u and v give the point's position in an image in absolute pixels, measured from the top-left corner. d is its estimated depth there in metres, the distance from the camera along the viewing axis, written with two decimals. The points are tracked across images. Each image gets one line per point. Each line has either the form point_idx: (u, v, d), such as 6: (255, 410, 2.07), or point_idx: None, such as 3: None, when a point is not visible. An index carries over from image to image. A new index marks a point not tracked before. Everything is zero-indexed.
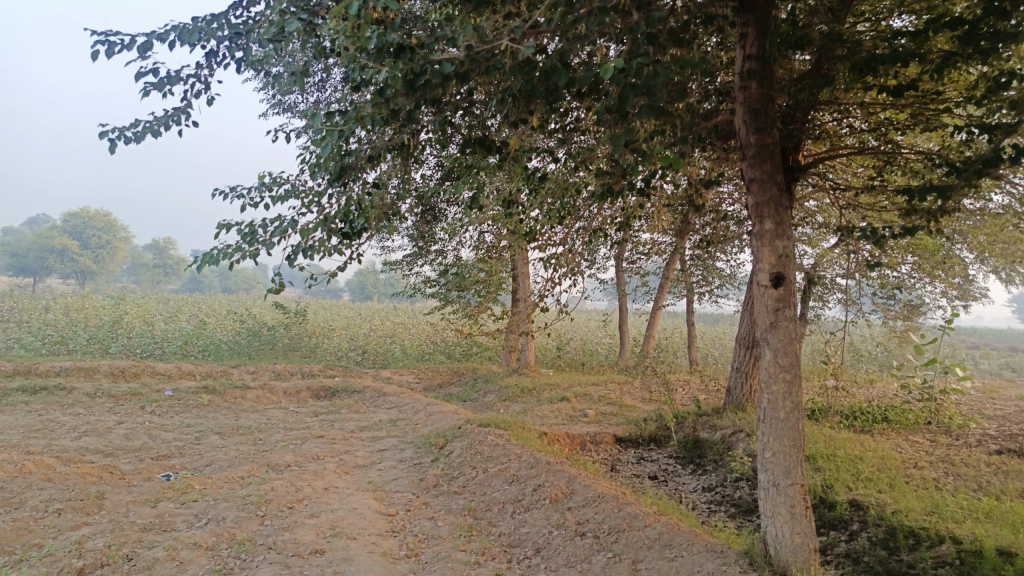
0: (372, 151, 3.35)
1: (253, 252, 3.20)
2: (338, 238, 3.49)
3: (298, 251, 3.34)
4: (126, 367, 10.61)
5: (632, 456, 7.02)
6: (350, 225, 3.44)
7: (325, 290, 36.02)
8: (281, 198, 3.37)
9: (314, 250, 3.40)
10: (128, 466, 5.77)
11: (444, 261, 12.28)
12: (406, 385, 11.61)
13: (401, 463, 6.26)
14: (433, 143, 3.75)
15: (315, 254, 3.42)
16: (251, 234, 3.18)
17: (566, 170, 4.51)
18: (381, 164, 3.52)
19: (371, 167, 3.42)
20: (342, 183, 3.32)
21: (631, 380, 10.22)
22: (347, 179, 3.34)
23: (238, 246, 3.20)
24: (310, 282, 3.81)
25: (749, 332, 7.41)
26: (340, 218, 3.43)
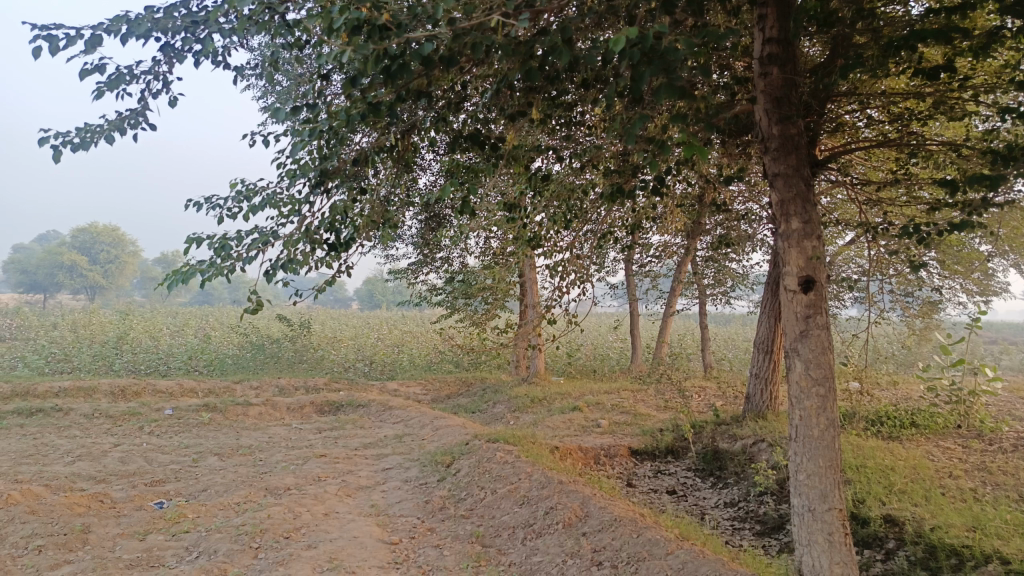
0: (357, 154, 3.06)
1: (229, 268, 2.91)
2: (323, 249, 3.21)
3: (278, 266, 3.04)
4: (127, 386, 10.38)
5: (648, 470, 6.71)
6: (336, 235, 3.15)
7: (334, 299, 35.82)
8: (259, 207, 3.09)
9: (298, 262, 3.12)
10: (119, 493, 5.50)
11: (450, 268, 12.03)
12: (413, 397, 11.33)
13: (407, 484, 5.96)
14: (424, 143, 3.46)
15: (298, 267, 3.13)
16: (226, 248, 2.89)
17: (571, 171, 4.22)
18: (367, 167, 3.23)
19: (356, 171, 3.14)
20: (323, 190, 3.04)
21: (644, 387, 9.91)
22: (330, 186, 3.05)
23: (211, 262, 2.92)
24: (296, 299, 3.53)
25: (768, 336, 7.11)
26: (325, 228, 3.14)
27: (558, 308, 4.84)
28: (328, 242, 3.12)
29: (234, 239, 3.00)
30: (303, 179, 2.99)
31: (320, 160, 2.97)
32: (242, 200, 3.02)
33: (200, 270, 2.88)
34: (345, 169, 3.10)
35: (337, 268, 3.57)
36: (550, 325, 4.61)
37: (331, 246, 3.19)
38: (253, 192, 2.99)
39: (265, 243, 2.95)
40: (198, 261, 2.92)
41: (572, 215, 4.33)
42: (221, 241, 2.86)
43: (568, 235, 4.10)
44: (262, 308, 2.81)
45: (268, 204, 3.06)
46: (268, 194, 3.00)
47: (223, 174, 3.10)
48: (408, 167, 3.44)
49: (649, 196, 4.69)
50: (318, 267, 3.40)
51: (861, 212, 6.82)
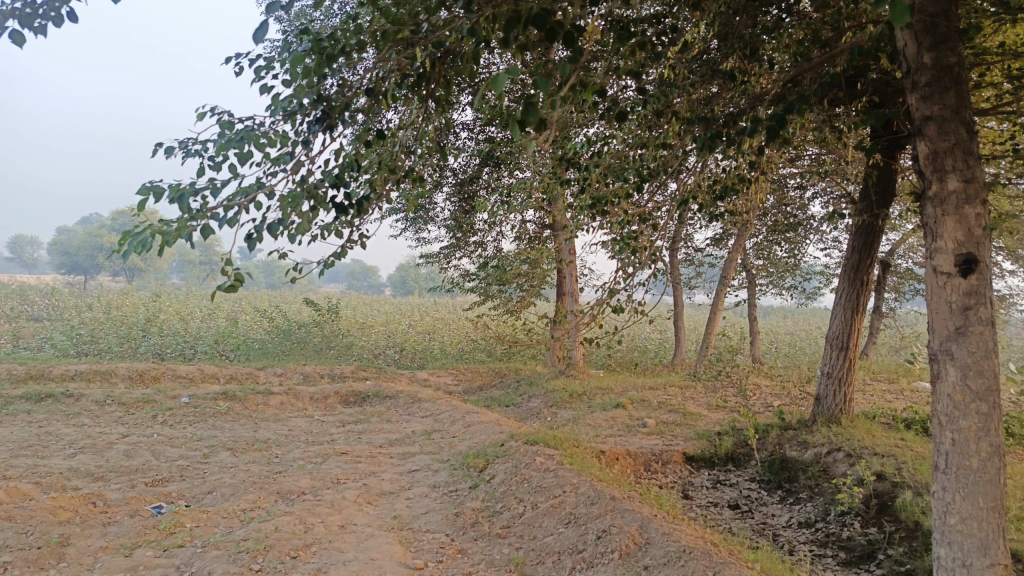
0: (369, 80, 2.37)
1: (200, 229, 2.22)
2: (328, 210, 2.53)
3: (266, 227, 2.31)
4: (145, 371, 9.89)
5: (706, 479, 5.94)
6: (344, 190, 2.46)
7: (368, 284, 35.33)
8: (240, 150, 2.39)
9: (296, 226, 2.44)
10: (115, 494, 4.92)
11: (484, 253, 11.26)
12: (444, 389, 10.70)
13: (434, 491, 5.26)
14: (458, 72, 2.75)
15: (295, 233, 2.44)
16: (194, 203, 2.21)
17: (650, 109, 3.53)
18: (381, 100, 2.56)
19: (369, 106, 2.45)
20: (324, 131, 2.34)
21: (694, 384, 9.13)
22: (334, 122, 2.36)
23: (176, 223, 2.26)
24: (293, 277, 2.80)
25: (844, 329, 6.33)
26: (328, 180, 2.46)
27: (619, 292, 4.10)
28: (332, 203, 2.43)
29: (208, 190, 2.30)
30: (298, 114, 2.29)
31: (314, 84, 2.27)
32: (214, 144, 2.31)
33: (160, 232, 2.21)
34: (350, 99, 2.42)
35: (347, 239, 2.89)
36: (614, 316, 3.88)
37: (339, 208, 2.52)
38: (230, 130, 2.28)
39: (248, 198, 2.26)
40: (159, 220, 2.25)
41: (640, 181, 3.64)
42: (186, 193, 2.17)
43: (634, 219, 3.44)
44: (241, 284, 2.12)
45: (250, 146, 2.36)
46: (250, 133, 2.30)
47: (186, 101, 2.40)
48: (438, 108, 2.77)
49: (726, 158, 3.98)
50: (323, 235, 2.73)
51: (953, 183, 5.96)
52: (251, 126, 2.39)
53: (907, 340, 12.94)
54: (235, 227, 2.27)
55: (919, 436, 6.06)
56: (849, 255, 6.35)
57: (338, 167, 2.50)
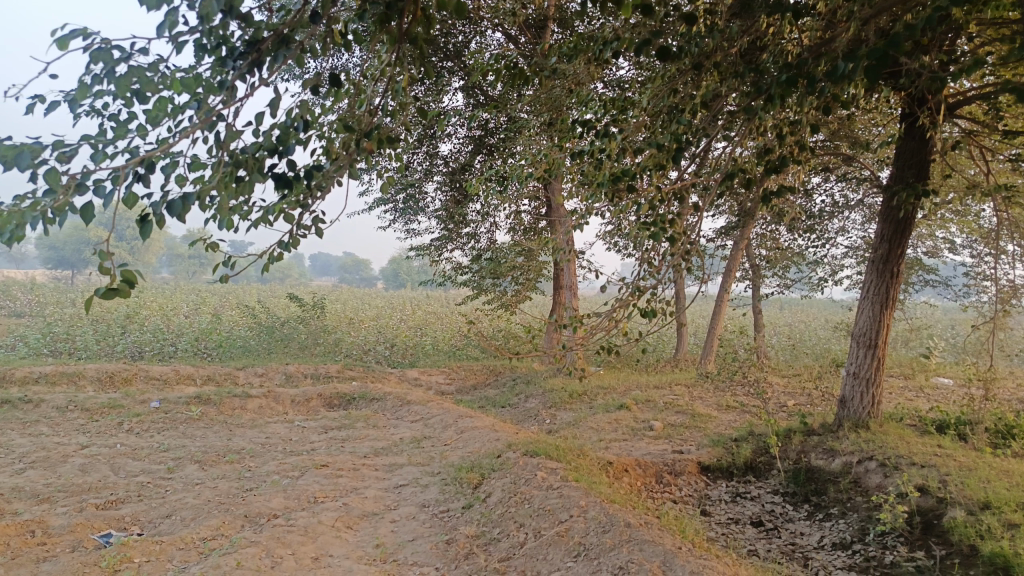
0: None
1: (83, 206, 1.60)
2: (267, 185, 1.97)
3: (183, 200, 1.72)
4: (116, 373, 9.26)
5: (724, 492, 5.37)
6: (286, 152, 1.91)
7: (360, 279, 34.59)
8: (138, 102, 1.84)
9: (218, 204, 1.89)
10: (58, 519, 4.32)
11: (477, 245, 10.64)
12: (435, 388, 10.13)
13: (423, 512, 4.67)
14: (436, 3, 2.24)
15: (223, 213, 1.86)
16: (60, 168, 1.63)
17: (694, 60, 3.00)
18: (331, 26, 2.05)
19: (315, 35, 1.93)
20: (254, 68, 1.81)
21: (702, 383, 8.58)
22: (266, 54, 1.83)
23: (34, 200, 1.67)
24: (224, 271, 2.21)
25: (872, 326, 5.77)
26: (265, 144, 1.92)
27: (644, 286, 3.51)
28: (272, 172, 1.89)
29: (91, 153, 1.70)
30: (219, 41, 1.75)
31: (228, 2, 1.75)
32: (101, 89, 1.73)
33: (11, 215, 1.62)
34: (288, 30, 1.88)
35: (297, 223, 2.31)
36: (642, 318, 3.27)
37: (283, 180, 1.97)
38: (116, 67, 1.71)
39: (140, 161, 1.69)
40: (11, 197, 1.66)
41: (677, 145, 3.08)
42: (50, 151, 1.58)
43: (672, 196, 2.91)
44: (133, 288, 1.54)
45: (150, 93, 1.78)
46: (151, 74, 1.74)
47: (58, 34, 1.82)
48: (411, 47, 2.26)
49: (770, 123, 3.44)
50: (267, 219, 2.19)
51: (991, 160, 5.47)
52: (149, 65, 1.83)
53: (918, 331, 12.44)
54: (126, 204, 1.69)
55: (958, 443, 5.53)
56: (877, 245, 5.81)
57: (278, 126, 1.96)
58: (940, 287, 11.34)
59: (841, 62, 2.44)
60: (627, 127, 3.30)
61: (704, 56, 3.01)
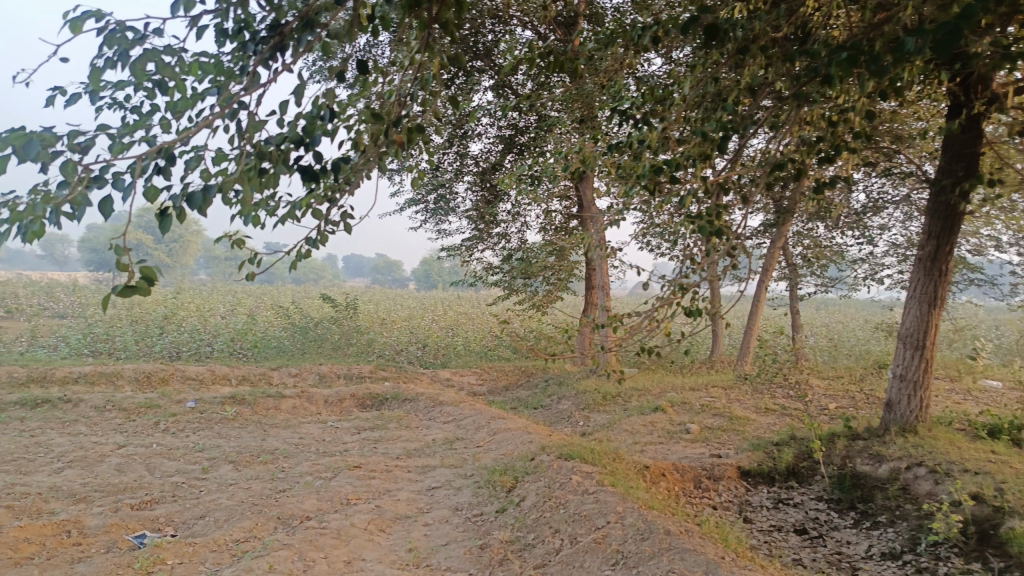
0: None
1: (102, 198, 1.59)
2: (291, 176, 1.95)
3: (206, 192, 1.71)
4: (153, 373, 9.37)
5: (766, 498, 5.20)
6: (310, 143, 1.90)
7: (392, 279, 34.73)
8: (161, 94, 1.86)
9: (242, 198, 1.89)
10: (94, 520, 4.33)
11: (508, 245, 10.54)
12: (467, 389, 10.07)
13: (455, 516, 4.59)
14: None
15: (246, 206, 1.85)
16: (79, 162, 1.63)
17: (739, 45, 2.87)
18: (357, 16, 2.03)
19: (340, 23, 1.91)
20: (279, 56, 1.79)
21: (739, 385, 8.38)
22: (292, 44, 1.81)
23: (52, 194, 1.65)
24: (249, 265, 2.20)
25: (919, 326, 5.55)
26: (290, 136, 1.90)
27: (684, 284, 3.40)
28: (298, 164, 1.88)
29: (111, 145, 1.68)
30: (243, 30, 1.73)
31: None
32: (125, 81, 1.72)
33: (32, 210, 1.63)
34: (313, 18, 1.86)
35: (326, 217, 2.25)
36: (685, 318, 3.17)
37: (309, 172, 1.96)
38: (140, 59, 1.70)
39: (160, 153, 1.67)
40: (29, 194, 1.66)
41: (722, 135, 2.95)
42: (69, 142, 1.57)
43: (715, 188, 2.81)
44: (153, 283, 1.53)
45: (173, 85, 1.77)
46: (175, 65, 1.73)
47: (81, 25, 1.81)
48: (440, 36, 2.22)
49: (817, 114, 3.29)
50: (292, 214, 2.18)
51: None
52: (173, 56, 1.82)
53: (964, 331, 12.03)
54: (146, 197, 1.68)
55: (1012, 449, 5.29)
56: (924, 242, 5.59)
57: (302, 118, 1.95)
58: (987, 286, 10.95)
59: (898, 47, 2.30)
60: (667, 115, 3.21)
61: (750, 41, 2.88)
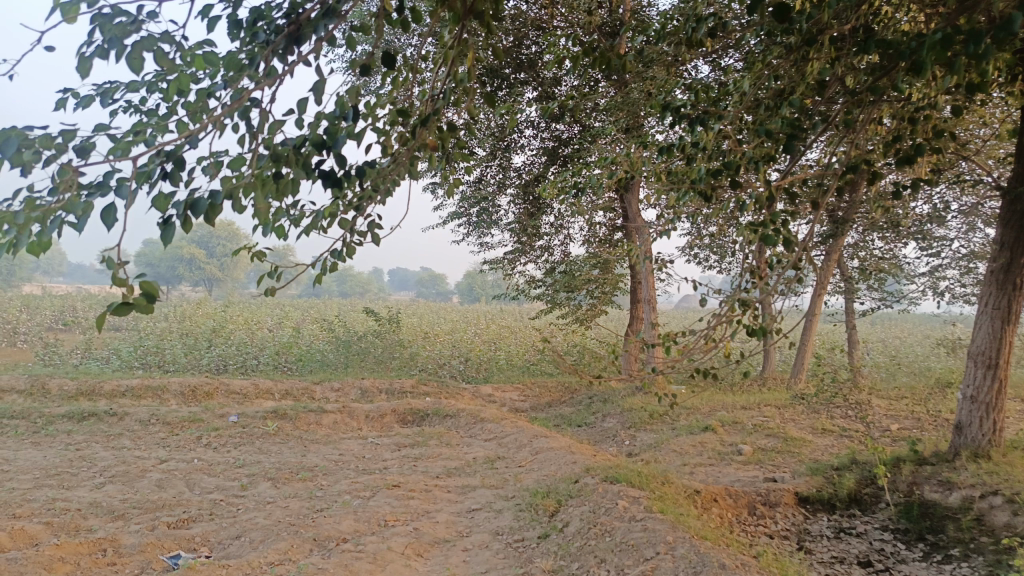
0: None
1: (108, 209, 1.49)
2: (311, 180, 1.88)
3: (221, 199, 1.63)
4: (198, 387, 9.42)
5: (826, 527, 4.89)
6: (330, 147, 1.82)
7: (436, 292, 34.81)
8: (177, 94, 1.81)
9: (259, 205, 1.80)
10: (130, 538, 4.27)
11: (551, 258, 10.33)
12: (510, 405, 9.88)
13: (496, 541, 4.40)
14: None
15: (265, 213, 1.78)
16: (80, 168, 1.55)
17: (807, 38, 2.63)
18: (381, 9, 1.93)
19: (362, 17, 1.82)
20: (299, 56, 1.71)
21: (793, 404, 8.01)
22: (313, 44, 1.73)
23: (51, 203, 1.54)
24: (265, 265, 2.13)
25: (992, 345, 5.19)
26: (310, 138, 1.82)
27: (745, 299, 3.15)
28: (318, 169, 1.80)
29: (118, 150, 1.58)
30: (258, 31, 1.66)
31: None
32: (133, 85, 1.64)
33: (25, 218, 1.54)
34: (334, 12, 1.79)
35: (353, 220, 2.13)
36: (748, 336, 2.92)
37: (331, 177, 1.88)
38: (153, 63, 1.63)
39: (170, 158, 1.56)
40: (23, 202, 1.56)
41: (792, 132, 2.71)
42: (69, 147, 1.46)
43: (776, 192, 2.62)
44: (154, 298, 1.43)
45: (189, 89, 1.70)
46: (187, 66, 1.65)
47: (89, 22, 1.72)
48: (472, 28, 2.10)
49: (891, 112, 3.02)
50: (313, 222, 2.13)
51: None
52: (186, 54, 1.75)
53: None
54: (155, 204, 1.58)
55: None
56: (996, 255, 5.22)
57: (324, 118, 1.86)
58: None
59: (984, 36, 2.06)
60: (723, 113, 3.00)
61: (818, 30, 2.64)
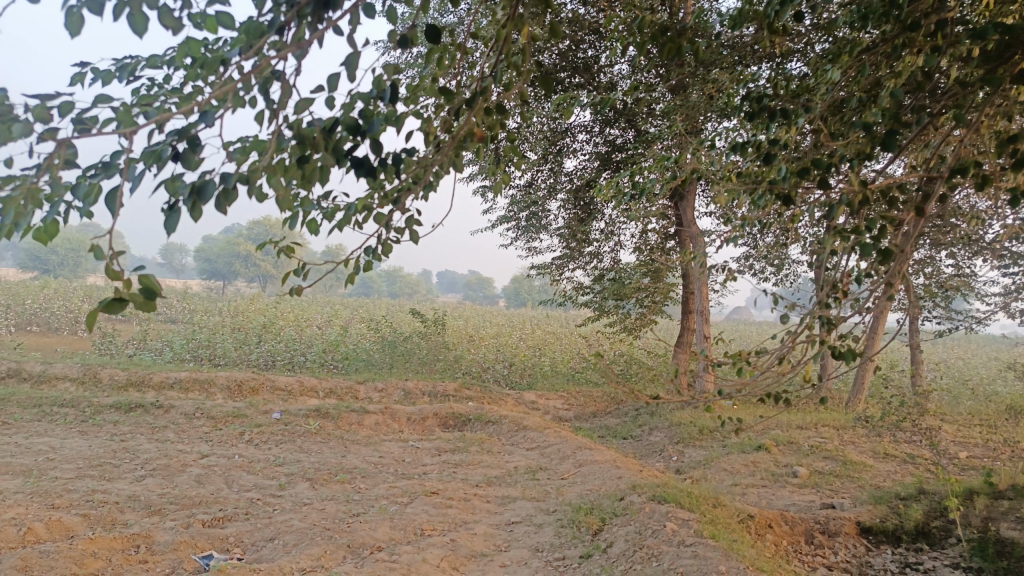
0: None
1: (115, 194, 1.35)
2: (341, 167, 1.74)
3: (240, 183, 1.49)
4: (244, 382, 9.47)
5: (891, 561, 4.53)
6: (362, 132, 1.68)
7: (483, 296, 34.80)
8: (199, 69, 1.67)
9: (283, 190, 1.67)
10: (165, 535, 4.20)
11: (600, 265, 10.06)
12: (553, 414, 9.66)
13: (535, 558, 4.20)
14: None
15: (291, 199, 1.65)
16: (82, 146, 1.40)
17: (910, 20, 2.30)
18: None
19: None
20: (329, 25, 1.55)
21: (853, 426, 7.60)
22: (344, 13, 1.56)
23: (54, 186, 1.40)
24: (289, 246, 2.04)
25: None
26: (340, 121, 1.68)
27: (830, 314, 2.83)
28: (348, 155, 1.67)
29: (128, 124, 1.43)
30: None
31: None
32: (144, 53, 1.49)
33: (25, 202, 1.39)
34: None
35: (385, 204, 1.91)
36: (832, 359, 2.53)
37: (364, 166, 1.75)
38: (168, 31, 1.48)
39: (183, 135, 1.40)
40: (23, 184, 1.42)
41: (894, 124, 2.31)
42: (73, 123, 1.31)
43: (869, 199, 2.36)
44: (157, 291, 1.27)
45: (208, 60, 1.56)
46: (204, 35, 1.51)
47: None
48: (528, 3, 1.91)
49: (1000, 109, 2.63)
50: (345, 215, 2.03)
51: None
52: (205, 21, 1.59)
53: None
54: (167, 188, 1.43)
55: None
56: None
57: (356, 100, 1.72)
58: None
59: None
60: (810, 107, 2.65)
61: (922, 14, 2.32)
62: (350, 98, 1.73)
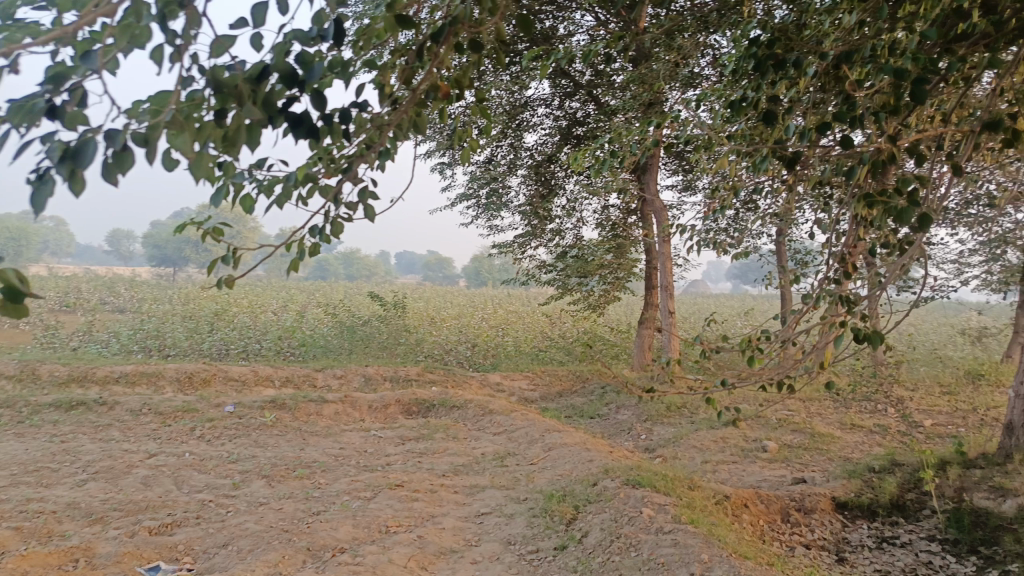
0: None
1: None
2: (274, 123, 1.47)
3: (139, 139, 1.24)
4: (195, 374, 9.05)
5: (868, 536, 4.45)
6: (298, 78, 1.42)
7: (443, 276, 34.41)
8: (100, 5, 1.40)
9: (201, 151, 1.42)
10: (108, 546, 3.89)
11: (563, 243, 9.77)
12: (519, 395, 9.47)
13: (507, 552, 4.00)
14: None
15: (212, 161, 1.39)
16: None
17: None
18: None
19: None
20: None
21: (819, 398, 7.57)
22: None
23: None
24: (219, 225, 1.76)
25: None
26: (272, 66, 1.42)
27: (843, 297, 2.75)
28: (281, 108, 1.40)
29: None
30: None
31: None
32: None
33: None
34: None
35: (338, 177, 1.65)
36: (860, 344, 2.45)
37: (303, 124, 1.47)
38: None
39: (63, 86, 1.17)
40: None
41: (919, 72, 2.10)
42: None
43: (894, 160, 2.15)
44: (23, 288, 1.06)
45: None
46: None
47: None
48: None
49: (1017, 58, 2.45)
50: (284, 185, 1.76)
51: None
52: None
53: None
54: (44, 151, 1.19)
55: None
56: None
57: (291, 41, 1.45)
58: None
59: None
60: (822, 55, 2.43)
61: None
62: (285, 40, 1.46)
